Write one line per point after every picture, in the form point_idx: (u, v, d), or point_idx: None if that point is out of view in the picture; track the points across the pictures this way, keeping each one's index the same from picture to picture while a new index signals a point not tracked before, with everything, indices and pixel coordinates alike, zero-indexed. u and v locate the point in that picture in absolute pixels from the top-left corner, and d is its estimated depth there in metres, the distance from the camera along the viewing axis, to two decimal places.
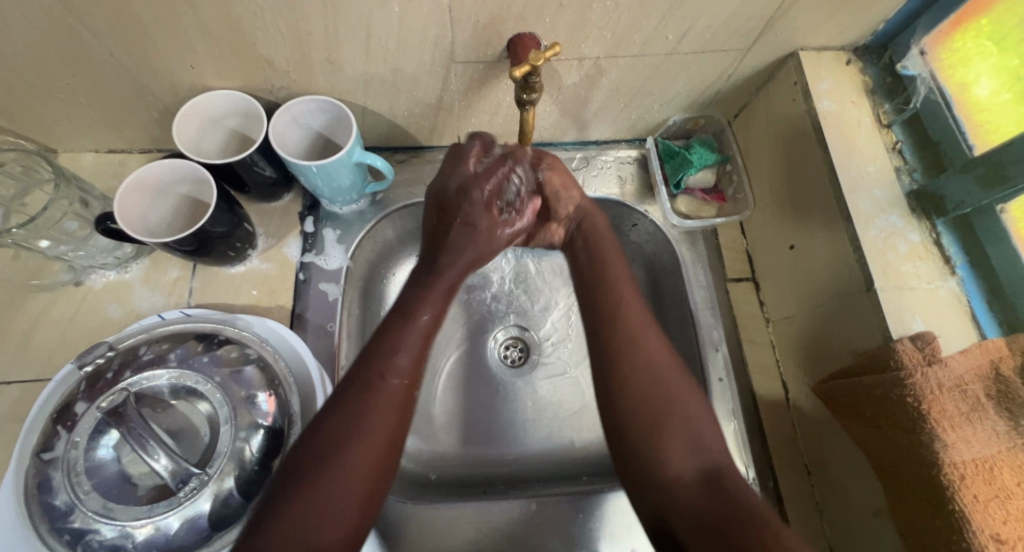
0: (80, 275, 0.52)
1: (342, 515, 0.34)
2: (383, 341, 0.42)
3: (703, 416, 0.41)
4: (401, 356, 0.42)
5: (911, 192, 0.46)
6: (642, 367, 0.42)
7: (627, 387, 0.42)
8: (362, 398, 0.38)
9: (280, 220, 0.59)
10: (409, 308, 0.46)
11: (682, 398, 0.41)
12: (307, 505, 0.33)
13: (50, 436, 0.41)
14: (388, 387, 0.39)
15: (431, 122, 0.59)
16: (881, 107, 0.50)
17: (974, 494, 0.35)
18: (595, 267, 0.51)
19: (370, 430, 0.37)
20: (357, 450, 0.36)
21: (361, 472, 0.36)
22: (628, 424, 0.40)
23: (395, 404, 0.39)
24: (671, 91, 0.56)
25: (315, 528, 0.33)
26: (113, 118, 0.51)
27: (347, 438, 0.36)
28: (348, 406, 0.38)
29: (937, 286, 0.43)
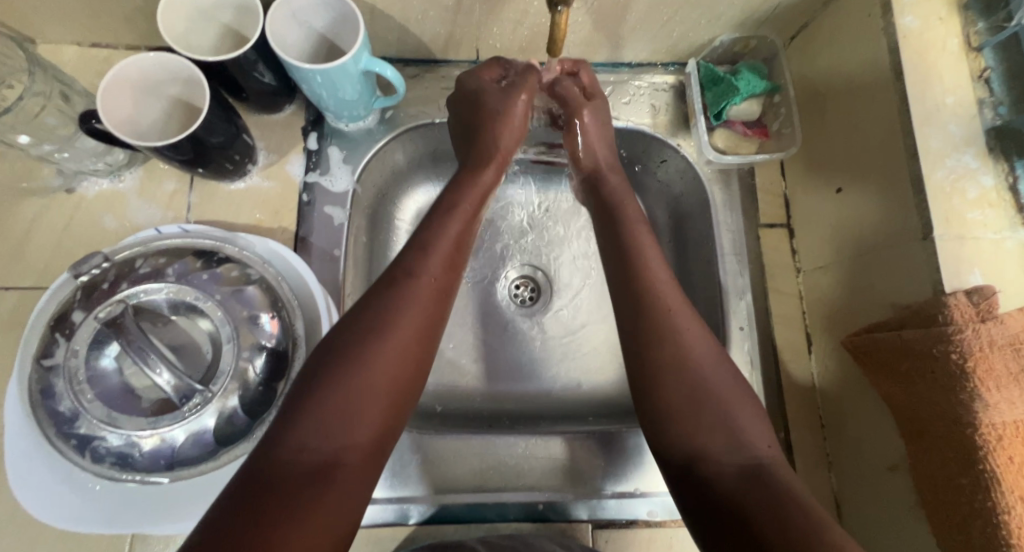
0: (72, 182, 0.49)
1: (374, 411, 0.32)
2: (415, 243, 0.41)
3: (746, 415, 0.36)
4: (434, 258, 0.40)
5: (992, 128, 0.40)
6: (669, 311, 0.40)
7: (661, 328, 0.39)
8: (394, 292, 0.37)
9: (282, 135, 0.54)
10: (441, 218, 0.43)
11: (724, 392, 0.37)
12: (341, 394, 0.31)
13: (49, 343, 0.40)
14: (418, 284, 0.38)
15: (449, 30, 0.52)
16: (973, 26, 0.42)
17: (1008, 456, 0.33)
18: (621, 204, 0.48)
19: (401, 326, 0.35)
20: (390, 340, 0.34)
21: (397, 372, 0.34)
22: (668, 360, 0.38)
23: (428, 299, 0.37)
24: (723, 2, 0.49)
25: (344, 421, 0.31)
26: (91, 4, 0.45)
27: (378, 330, 0.34)
28: (379, 300, 0.36)
29: (1003, 238, 0.38)
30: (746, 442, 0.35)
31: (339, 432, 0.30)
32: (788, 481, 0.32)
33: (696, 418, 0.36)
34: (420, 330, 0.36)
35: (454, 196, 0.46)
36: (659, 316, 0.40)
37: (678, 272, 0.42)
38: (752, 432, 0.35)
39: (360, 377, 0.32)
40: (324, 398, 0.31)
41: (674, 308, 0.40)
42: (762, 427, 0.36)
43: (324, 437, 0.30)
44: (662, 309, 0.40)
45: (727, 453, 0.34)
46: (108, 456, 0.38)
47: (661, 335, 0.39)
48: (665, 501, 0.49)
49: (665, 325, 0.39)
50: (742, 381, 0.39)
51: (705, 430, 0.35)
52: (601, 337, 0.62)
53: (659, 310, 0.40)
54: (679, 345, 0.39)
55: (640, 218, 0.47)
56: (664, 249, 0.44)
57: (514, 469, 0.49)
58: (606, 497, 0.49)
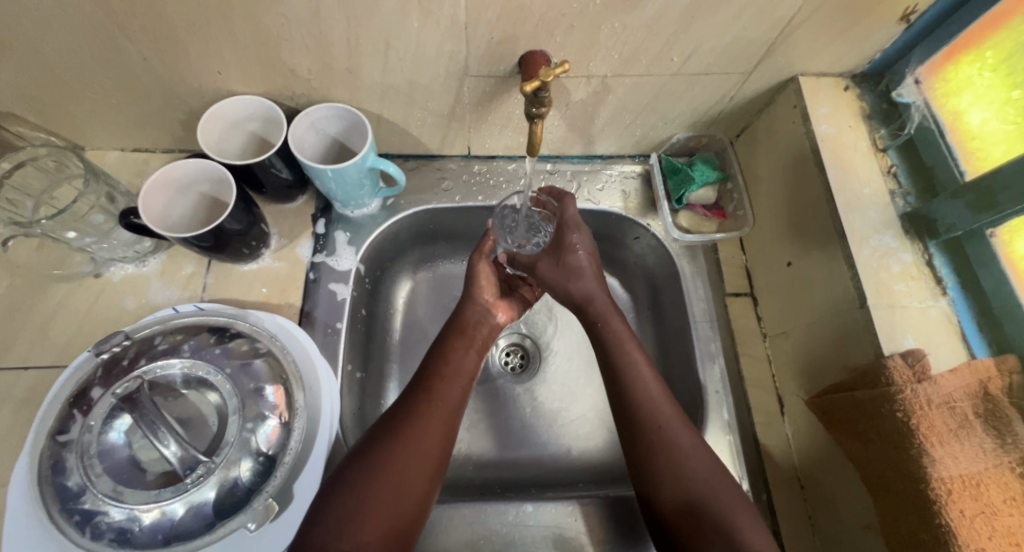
0: (101, 268, 0.54)
1: (380, 520, 0.39)
2: (430, 367, 0.50)
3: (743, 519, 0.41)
4: (447, 385, 0.48)
5: (905, 214, 0.48)
6: (671, 427, 0.45)
7: (660, 435, 0.45)
8: (417, 412, 0.45)
9: (294, 221, 0.61)
10: (447, 352, 0.52)
11: (720, 498, 0.42)
12: (355, 506, 0.38)
13: (65, 419, 0.42)
14: (434, 412, 0.46)
15: (443, 133, 0.61)
16: (877, 132, 0.53)
17: (959, 510, 0.36)
18: (604, 321, 0.52)
19: (420, 448, 0.43)
20: (404, 459, 0.42)
21: (411, 486, 0.41)
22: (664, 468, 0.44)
23: (441, 425, 0.45)
24: (675, 110, 0.58)
25: (357, 528, 0.37)
26: (139, 117, 0.53)
27: (402, 448, 0.42)
28: (399, 421, 0.44)
29: (928, 306, 0.44)
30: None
31: (358, 533, 0.37)
32: None
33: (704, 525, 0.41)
34: (435, 448, 0.44)
35: (454, 335, 0.54)
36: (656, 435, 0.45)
37: (652, 382, 0.48)
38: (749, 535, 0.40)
39: (373, 490, 0.39)
40: (342, 505, 0.38)
41: (664, 423, 0.46)
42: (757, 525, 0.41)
43: (342, 540, 0.37)
44: (648, 428, 0.46)
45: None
46: (108, 532, 0.39)
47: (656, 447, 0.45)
48: None
49: (655, 437, 0.45)
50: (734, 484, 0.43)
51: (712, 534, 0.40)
52: (587, 402, 0.65)
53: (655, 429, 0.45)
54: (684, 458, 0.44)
55: (625, 334, 0.51)
56: (635, 352, 0.50)
57: (505, 539, 0.50)
58: None
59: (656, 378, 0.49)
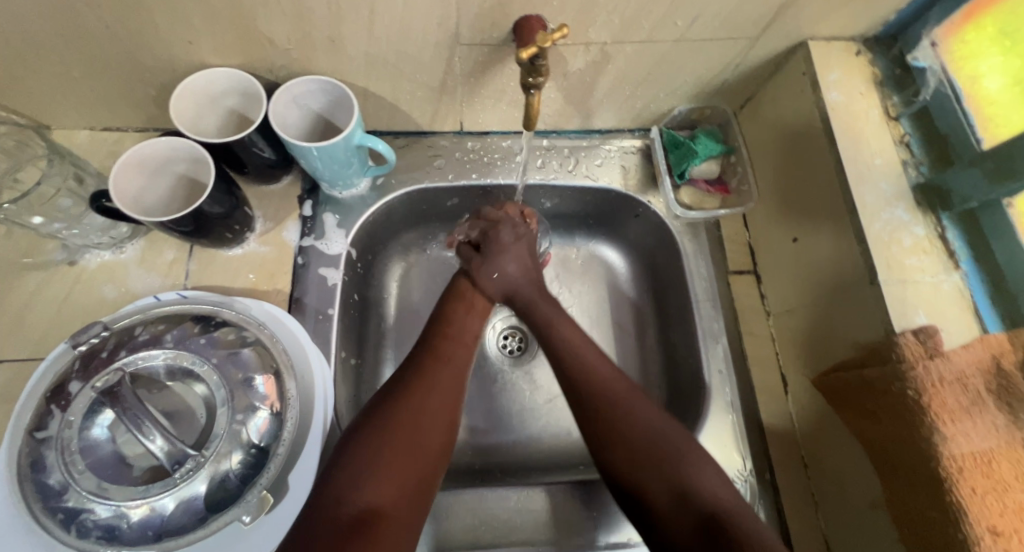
0: (75, 255, 0.51)
1: (394, 470, 0.37)
2: (433, 330, 0.50)
3: (704, 467, 0.39)
4: (451, 345, 0.49)
5: (918, 185, 0.47)
6: (592, 364, 0.46)
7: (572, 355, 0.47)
8: (423, 371, 0.45)
9: (279, 203, 0.58)
10: (446, 315, 0.52)
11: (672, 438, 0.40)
12: (367, 455, 0.37)
13: (43, 415, 0.40)
14: (441, 368, 0.46)
15: (434, 108, 0.58)
16: (890, 99, 0.51)
17: (971, 487, 0.35)
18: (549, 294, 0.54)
19: (432, 400, 0.43)
20: (415, 412, 0.41)
21: (427, 440, 0.40)
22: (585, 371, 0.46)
23: (453, 381, 0.45)
24: (677, 80, 0.55)
25: (373, 476, 0.36)
26: (107, 93, 0.50)
27: (414, 402, 0.42)
28: (407, 380, 0.44)
29: (940, 280, 0.43)
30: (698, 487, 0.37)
31: (375, 480, 0.36)
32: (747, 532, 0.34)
33: (649, 472, 0.39)
34: (448, 405, 0.43)
35: (452, 299, 0.54)
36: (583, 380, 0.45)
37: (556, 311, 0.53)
38: (707, 479, 0.38)
39: (383, 441, 0.38)
40: (353, 458, 0.37)
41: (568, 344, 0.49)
42: (722, 481, 0.39)
43: (360, 488, 0.35)
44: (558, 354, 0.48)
45: (676, 507, 0.37)
46: (95, 529, 0.37)
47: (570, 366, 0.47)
48: None
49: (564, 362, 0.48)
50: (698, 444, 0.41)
51: (652, 486, 0.38)
52: None
53: (585, 377, 0.45)
54: (631, 409, 0.42)
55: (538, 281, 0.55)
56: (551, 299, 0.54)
57: (507, 523, 0.49)
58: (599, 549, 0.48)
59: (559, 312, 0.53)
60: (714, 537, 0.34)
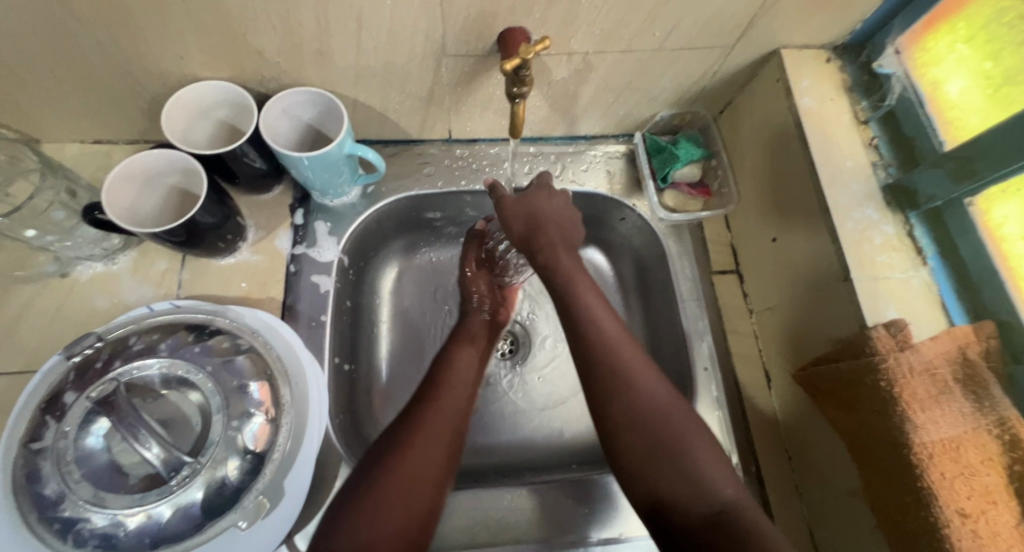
0: (67, 267, 0.52)
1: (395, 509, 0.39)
2: (438, 367, 0.52)
3: (699, 446, 0.41)
4: (456, 384, 0.50)
5: (886, 185, 0.49)
6: (619, 356, 0.44)
7: (609, 355, 0.44)
8: (425, 415, 0.46)
9: (270, 212, 0.58)
10: (448, 353, 0.54)
11: (671, 423, 0.41)
12: (370, 498, 0.39)
13: (38, 426, 0.40)
14: (446, 408, 0.47)
15: (422, 116, 0.59)
16: (859, 105, 0.53)
17: (940, 472, 0.36)
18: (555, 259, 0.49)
19: (429, 438, 0.44)
20: (413, 453, 0.42)
21: (427, 480, 0.42)
22: (612, 371, 0.44)
23: (452, 420, 0.46)
24: (658, 87, 0.57)
25: (373, 518, 0.38)
26: (98, 107, 0.51)
27: (415, 444, 0.43)
28: (408, 420, 0.45)
29: (909, 276, 0.45)
30: (707, 482, 0.39)
31: (376, 522, 0.38)
32: (751, 521, 0.37)
33: (660, 464, 0.40)
34: (448, 444, 0.45)
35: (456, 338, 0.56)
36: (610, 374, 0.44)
37: (598, 305, 0.47)
38: (706, 468, 0.40)
39: (385, 484, 0.40)
40: (359, 500, 0.39)
41: (607, 346, 0.45)
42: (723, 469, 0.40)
43: (361, 529, 0.37)
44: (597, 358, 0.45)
45: (688, 501, 0.39)
46: (92, 538, 0.37)
47: (603, 368, 0.44)
48: (649, 544, 0.50)
49: (602, 364, 0.44)
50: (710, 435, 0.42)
51: (666, 480, 0.40)
52: (577, 384, 0.66)
53: (607, 370, 0.44)
54: (641, 401, 0.42)
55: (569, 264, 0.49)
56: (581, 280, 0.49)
57: (502, 522, 0.50)
58: (591, 544, 0.50)
59: (602, 305, 0.48)
60: (727, 532, 0.36)
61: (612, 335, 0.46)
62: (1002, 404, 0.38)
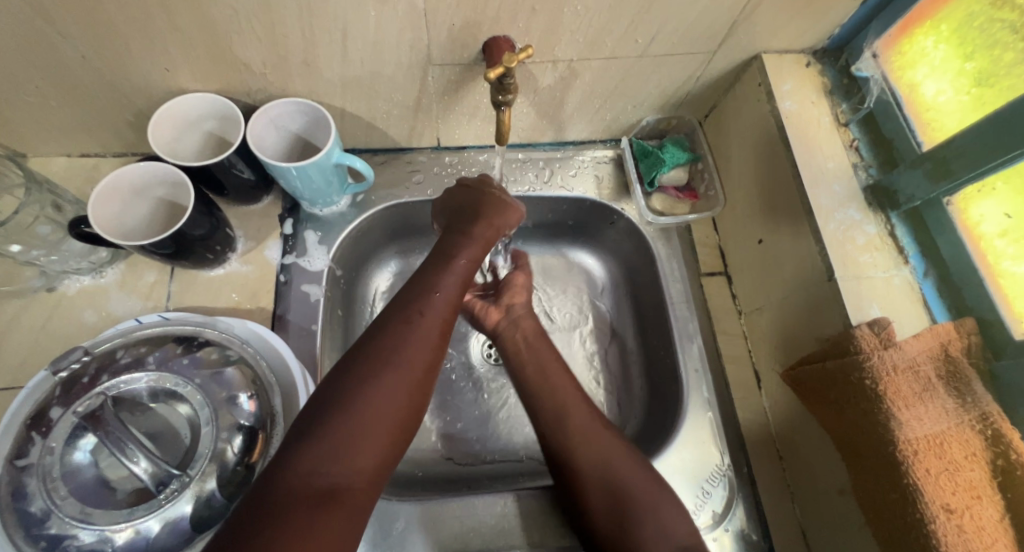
0: (53, 281, 0.52)
1: (378, 440, 0.35)
2: (420, 280, 0.44)
3: (662, 503, 0.42)
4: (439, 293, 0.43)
5: (868, 186, 0.50)
6: (554, 407, 0.48)
7: (558, 401, 0.48)
8: (398, 329, 0.39)
9: (259, 222, 0.58)
10: (439, 263, 0.45)
11: (637, 486, 0.43)
12: (340, 425, 0.33)
13: (24, 442, 0.40)
14: (429, 321, 0.41)
15: (410, 125, 0.59)
16: (840, 107, 0.54)
17: (925, 468, 0.37)
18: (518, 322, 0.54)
19: (411, 357, 0.38)
20: (399, 372, 0.37)
21: (403, 401, 0.37)
22: (554, 421, 0.47)
23: (435, 328, 0.41)
24: (643, 93, 0.58)
25: (346, 447, 0.33)
26: (84, 120, 0.50)
27: (388, 362, 0.37)
28: (392, 330, 0.39)
29: (892, 275, 0.46)
30: (669, 531, 0.41)
31: (346, 455, 0.33)
32: None
33: (626, 517, 0.41)
34: (427, 360, 0.39)
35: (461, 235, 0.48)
36: (562, 428, 0.46)
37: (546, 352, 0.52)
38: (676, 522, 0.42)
39: (361, 406, 0.35)
40: (332, 425, 0.33)
41: (551, 399, 0.48)
42: (682, 513, 0.42)
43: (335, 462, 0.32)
44: (548, 411, 0.48)
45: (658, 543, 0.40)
46: None
47: (555, 421, 0.47)
48: None
49: (551, 411, 0.47)
50: (658, 477, 0.44)
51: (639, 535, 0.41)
52: None
53: (552, 420, 0.47)
54: (589, 450, 0.45)
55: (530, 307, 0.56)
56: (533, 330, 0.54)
57: (495, 528, 0.50)
58: None
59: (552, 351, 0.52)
60: None
61: (546, 380, 0.50)
62: (984, 399, 0.38)
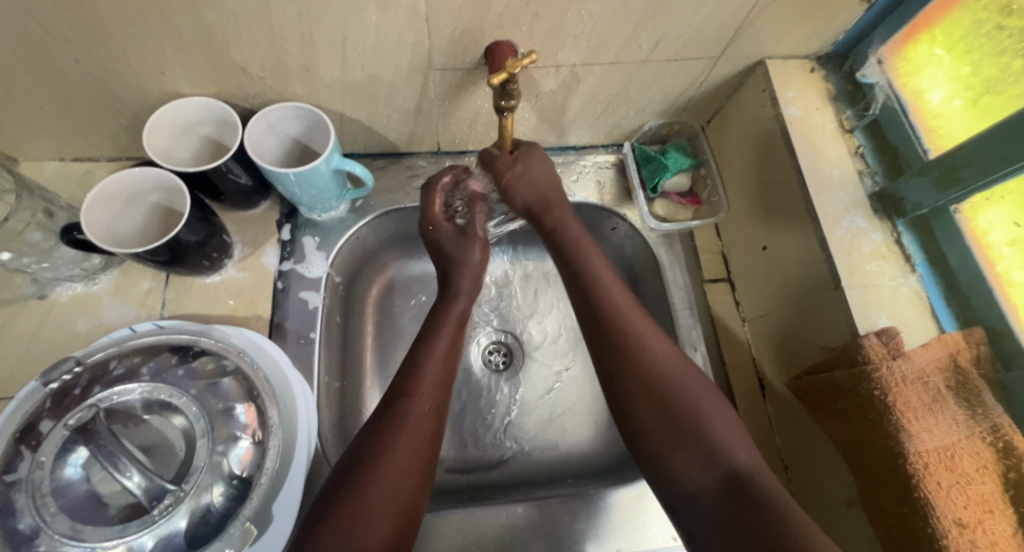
0: (45, 288, 0.50)
1: (382, 517, 0.35)
2: (415, 354, 0.46)
3: (715, 412, 0.40)
4: (430, 368, 0.45)
5: (873, 194, 0.49)
6: (627, 340, 0.44)
7: (622, 330, 0.45)
8: (401, 411, 0.41)
9: (256, 228, 0.57)
10: (428, 336, 0.48)
11: (692, 391, 0.41)
12: (348, 520, 0.34)
13: (12, 457, 0.39)
14: (423, 400, 0.42)
15: (411, 129, 0.58)
16: (844, 113, 0.53)
17: (937, 481, 0.36)
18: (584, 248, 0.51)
19: (412, 437, 0.39)
20: (402, 449, 0.38)
21: (406, 482, 0.37)
22: (620, 343, 0.44)
23: (431, 412, 0.42)
24: (646, 97, 0.57)
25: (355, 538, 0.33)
26: (77, 124, 0.49)
27: (397, 441, 0.39)
28: (390, 410, 0.41)
29: (899, 283, 0.46)
30: (723, 449, 0.37)
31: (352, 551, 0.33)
32: (766, 488, 0.35)
33: (678, 442, 0.39)
34: (427, 443, 0.40)
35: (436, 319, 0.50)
36: (623, 353, 0.43)
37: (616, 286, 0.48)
38: (729, 438, 0.38)
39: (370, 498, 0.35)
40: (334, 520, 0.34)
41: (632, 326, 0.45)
42: (744, 443, 0.38)
43: None
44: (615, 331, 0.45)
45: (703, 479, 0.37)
46: None
47: (623, 350, 0.43)
48: None
49: (622, 344, 0.44)
50: (713, 387, 0.42)
51: (682, 458, 0.38)
52: (574, 396, 0.65)
53: (617, 346, 0.44)
54: (645, 354, 0.42)
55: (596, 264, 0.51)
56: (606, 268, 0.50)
57: (496, 540, 0.49)
58: None
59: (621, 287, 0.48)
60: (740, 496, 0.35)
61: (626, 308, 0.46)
62: (994, 411, 0.38)
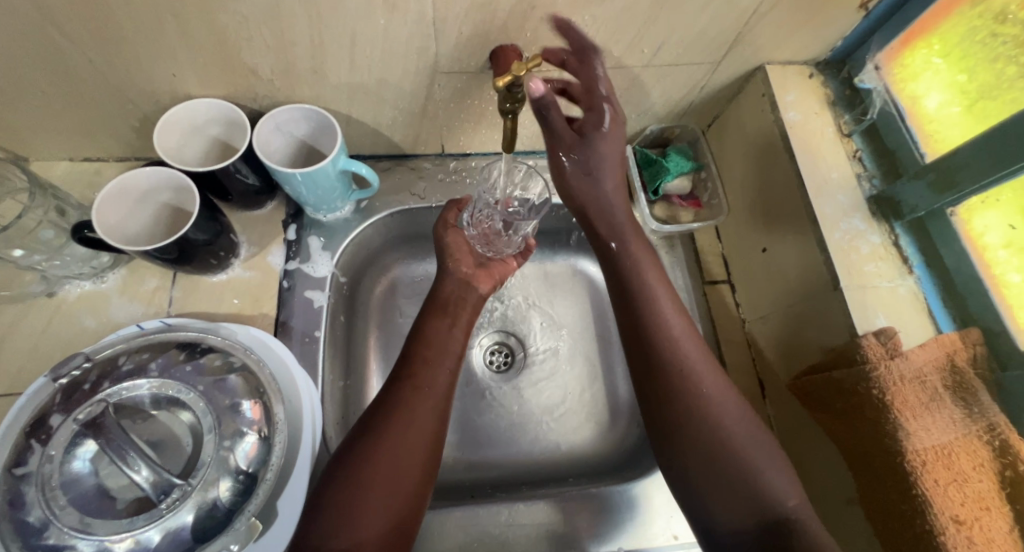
0: (54, 286, 0.51)
1: (381, 499, 0.38)
2: (423, 339, 0.49)
3: (765, 460, 0.40)
4: (440, 358, 0.48)
5: (872, 197, 0.50)
6: (680, 368, 0.44)
7: (684, 364, 0.44)
8: (407, 400, 0.43)
9: (263, 228, 0.58)
10: (429, 328, 0.50)
11: (737, 429, 0.41)
12: (349, 499, 0.37)
13: (23, 450, 0.39)
14: (434, 388, 0.45)
15: (416, 132, 0.59)
16: (842, 118, 0.54)
17: (933, 479, 0.37)
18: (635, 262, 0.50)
19: (417, 426, 0.42)
20: (407, 437, 0.41)
21: (407, 472, 0.39)
22: (677, 371, 0.44)
23: (439, 399, 0.45)
24: (648, 101, 0.58)
25: (355, 518, 0.36)
26: (88, 124, 0.50)
27: (401, 431, 0.41)
28: (396, 399, 0.43)
29: (897, 285, 0.46)
30: (771, 495, 0.38)
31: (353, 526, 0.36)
32: (816, 535, 0.36)
33: (722, 481, 0.39)
34: (431, 431, 0.42)
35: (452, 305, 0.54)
36: (674, 382, 0.44)
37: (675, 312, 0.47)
38: (775, 482, 0.39)
39: (370, 478, 0.38)
40: (338, 498, 0.37)
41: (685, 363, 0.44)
42: (790, 482, 0.39)
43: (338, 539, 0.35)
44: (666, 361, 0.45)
45: (746, 516, 0.38)
46: None
47: (676, 380, 0.44)
48: None
49: (676, 375, 0.44)
50: (763, 428, 0.42)
51: (720, 490, 0.39)
52: (576, 397, 0.65)
53: (674, 371, 0.44)
54: (700, 390, 0.43)
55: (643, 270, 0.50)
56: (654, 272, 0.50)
57: (498, 538, 0.50)
58: None
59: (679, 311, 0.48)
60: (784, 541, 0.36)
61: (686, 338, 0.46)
62: (991, 410, 0.39)
